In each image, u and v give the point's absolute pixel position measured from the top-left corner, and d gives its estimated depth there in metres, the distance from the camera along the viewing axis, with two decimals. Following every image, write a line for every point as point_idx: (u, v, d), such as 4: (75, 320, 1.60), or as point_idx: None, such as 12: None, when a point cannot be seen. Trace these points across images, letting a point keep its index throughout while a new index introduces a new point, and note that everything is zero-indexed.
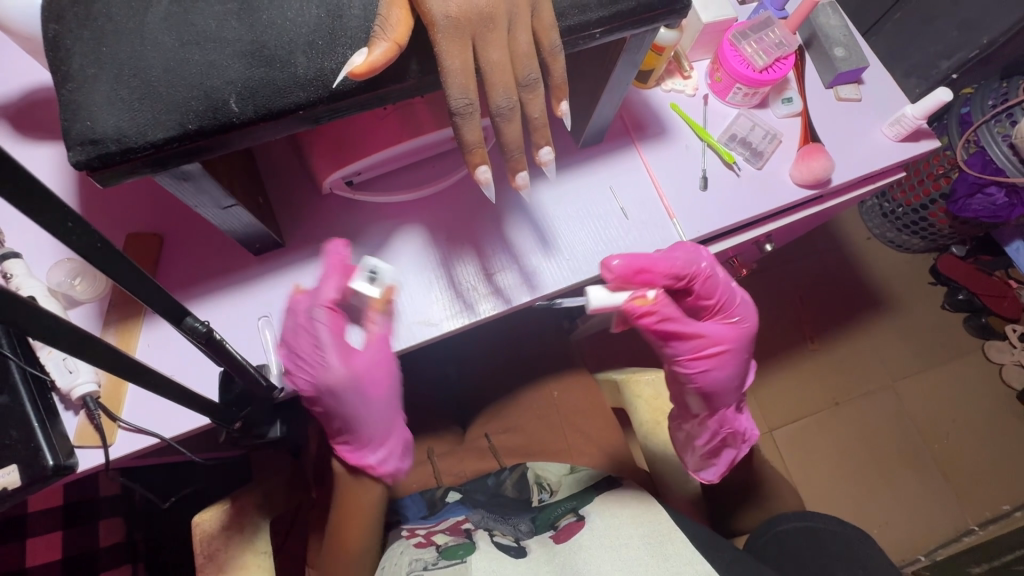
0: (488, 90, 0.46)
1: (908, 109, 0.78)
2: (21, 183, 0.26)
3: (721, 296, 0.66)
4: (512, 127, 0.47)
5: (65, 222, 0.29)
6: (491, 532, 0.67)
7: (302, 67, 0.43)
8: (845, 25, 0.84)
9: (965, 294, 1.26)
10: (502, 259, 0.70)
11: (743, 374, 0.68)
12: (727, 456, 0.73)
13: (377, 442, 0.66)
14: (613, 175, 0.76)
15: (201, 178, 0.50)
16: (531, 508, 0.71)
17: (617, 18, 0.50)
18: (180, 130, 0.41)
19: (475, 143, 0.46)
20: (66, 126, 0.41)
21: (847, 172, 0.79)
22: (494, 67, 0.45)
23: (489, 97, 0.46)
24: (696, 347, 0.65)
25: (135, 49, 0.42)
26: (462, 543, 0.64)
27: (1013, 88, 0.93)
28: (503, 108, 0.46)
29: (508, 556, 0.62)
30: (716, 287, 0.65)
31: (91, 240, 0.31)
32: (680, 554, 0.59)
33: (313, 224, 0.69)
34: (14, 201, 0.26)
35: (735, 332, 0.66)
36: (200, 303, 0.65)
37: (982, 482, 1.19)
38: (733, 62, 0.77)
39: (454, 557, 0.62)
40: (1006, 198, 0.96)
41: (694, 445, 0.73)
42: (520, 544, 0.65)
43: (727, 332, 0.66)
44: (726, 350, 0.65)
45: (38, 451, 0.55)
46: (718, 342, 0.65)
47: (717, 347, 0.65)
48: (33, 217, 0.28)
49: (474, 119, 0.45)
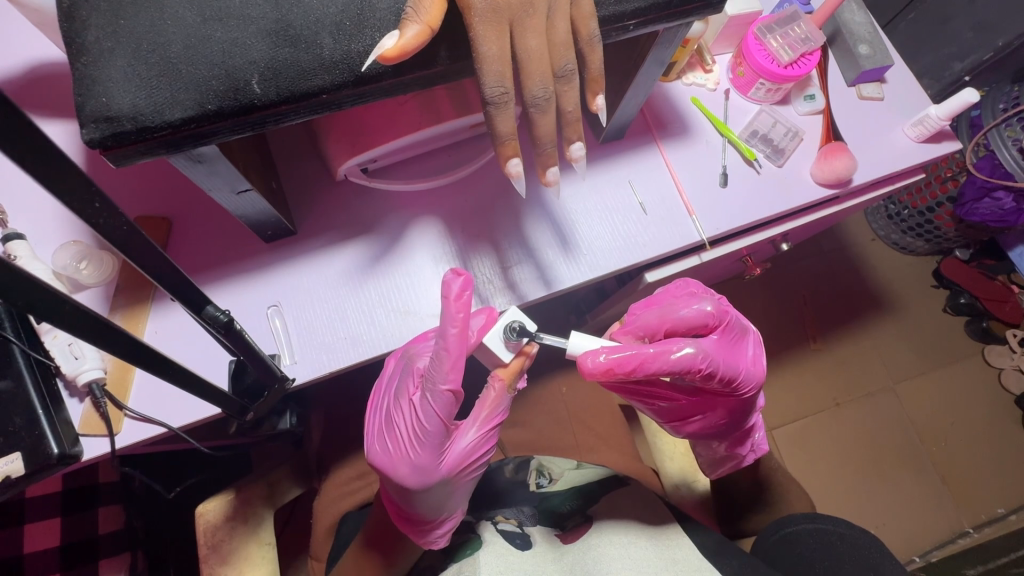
0: (523, 80, 0.44)
1: (931, 110, 0.77)
2: (51, 163, 0.25)
3: (718, 382, 0.57)
4: (545, 119, 0.46)
5: (91, 202, 0.28)
6: (495, 519, 0.67)
7: (328, 49, 0.41)
8: (870, 21, 0.83)
9: (967, 299, 1.25)
10: (517, 253, 0.68)
11: (739, 423, 0.66)
12: (731, 465, 0.71)
13: (440, 522, 0.61)
14: (632, 170, 0.74)
15: (216, 161, 0.48)
16: (530, 495, 0.69)
17: (653, 10, 0.48)
18: (200, 111, 0.40)
19: (508, 135, 0.45)
20: (79, 101, 0.39)
21: (868, 172, 0.78)
22: (531, 57, 0.43)
23: (525, 87, 0.44)
24: (675, 414, 0.66)
25: (154, 23, 0.40)
26: (468, 540, 0.66)
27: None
28: (539, 100, 0.45)
29: (514, 548, 0.63)
30: (713, 379, 0.56)
31: (117, 221, 0.29)
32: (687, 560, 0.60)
33: (326, 212, 0.67)
34: (41, 179, 0.25)
35: (726, 403, 0.63)
36: (210, 290, 0.63)
37: (979, 485, 1.19)
38: (757, 56, 0.75)
39: (461, 556, 0.65)
40: (1015, 203, 0.94)
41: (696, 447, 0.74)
42: (525, 531, 0.66)
43: (712, 405, 0.64)
44: (710, 415, 0.64)
45: (42, 439, 0.54)
46: (698, 413, 0.65)
47: (695, 417, 0.65)
48: (59, 198, 0.26)
49: (509, 109, 0.44)
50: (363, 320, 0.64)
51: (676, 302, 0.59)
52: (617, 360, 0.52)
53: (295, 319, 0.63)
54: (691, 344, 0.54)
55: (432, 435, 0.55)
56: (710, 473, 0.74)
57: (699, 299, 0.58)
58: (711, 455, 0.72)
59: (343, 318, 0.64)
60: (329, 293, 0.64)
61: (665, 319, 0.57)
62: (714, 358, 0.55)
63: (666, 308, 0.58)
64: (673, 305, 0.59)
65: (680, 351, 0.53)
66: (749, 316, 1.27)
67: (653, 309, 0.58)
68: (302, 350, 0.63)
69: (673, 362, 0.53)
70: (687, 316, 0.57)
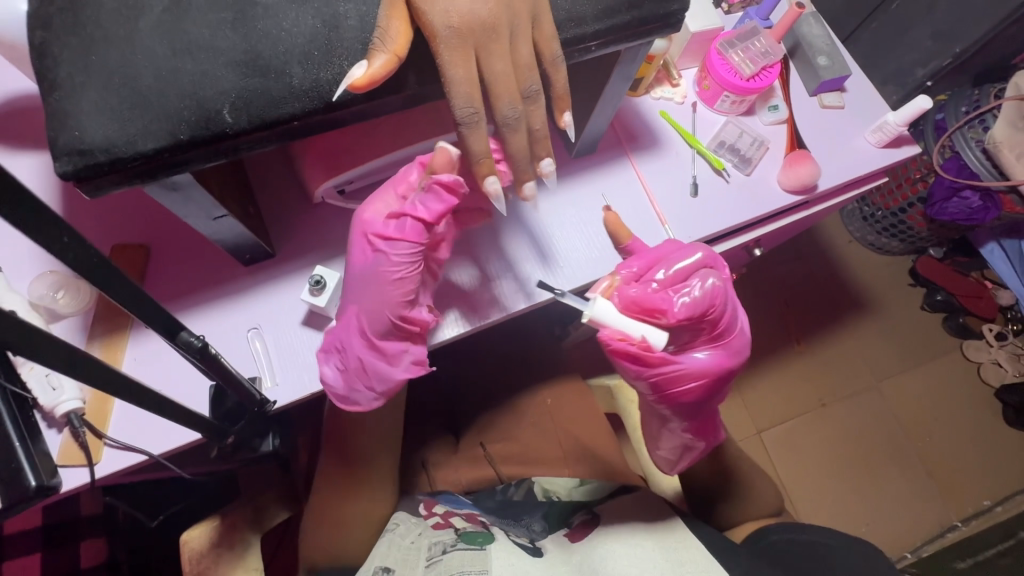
0: (492, 99, 0.46)
1: (890, 116, 0.80)
2: (17, 200, 0.25)
3: (721, 324, 0.58)
4: (517, 137, 0.48)
5: (61, 236, 0.28)
6: (507, 530, 0.66)
7: (298, 78, 0.42)
8: (828, 34, 0.86)
9: (943, 295, 1.29)
10: (497, 267, 0.70)
11: (712, 398, 0.62)
12: (688, 458, 0.67)
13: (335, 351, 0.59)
14: (605, 183, 0.77)
15: (191, 189, 0.49)
16: (540, 501, 0.69)
17: (615, 31, 0.51)
18: (172, 140, 0.41)
19: (481, 153, 0.46)
20: (52, 135, 0.40)
21: (833, 178, 0.81)
22: (498, 78, 0.45)
23: (495, 107, 0.46)
24: (670, 381, 0.58)
25: (125, 57, 0.41)
26: (480, 530, 0.64)
27: (985, 96, 0.97)
28: (508, 119, 0.47)
29: (525, 553, 0.61)
30: (719, 322, 0.58)
31: (87, 253, 0.30)
32: (693, 562, 0.59)
33: (304, 235, 0.67)
34: (9, 216, 0.25)
35: (713, 363, 0.59)
36: (190, 313, 0.63)
37: (963, 480, 1.22)
38: (721, 71, 0.78)
39: (473, 542, 0.62)
40: (982, 201, 0.98)
41: (653, 441, 0.70)
42: (537, 544, 0.64)
43: (706, 370, 0.58)
44: (693, 389, 0.59)
45: (20, 471, 0.53)
46: (694, 379, 0.58)
47: (691, 386, 0.58)
48: (27, 234, 0.27)
49: (479, 128, 0.45)
50: None
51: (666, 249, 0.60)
52: (644, 298, 0.56)
53: (276, 342, 0.64)
54: (707, 283, 0.56)
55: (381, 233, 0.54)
56: (668, 469, 0.70)
57: (686, 246, 0.60)
58: (672, 447, 0.67)
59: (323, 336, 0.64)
60: (307, 314, 0.65)
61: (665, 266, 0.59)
62: (726, 298, 0.58)
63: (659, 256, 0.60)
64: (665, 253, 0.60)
65: (698, 288, 0.56)
66: None
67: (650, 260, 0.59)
68: (282, 372, 0.63)
69: (695, 301, 0.56)
70: (685, 261, 0.58)
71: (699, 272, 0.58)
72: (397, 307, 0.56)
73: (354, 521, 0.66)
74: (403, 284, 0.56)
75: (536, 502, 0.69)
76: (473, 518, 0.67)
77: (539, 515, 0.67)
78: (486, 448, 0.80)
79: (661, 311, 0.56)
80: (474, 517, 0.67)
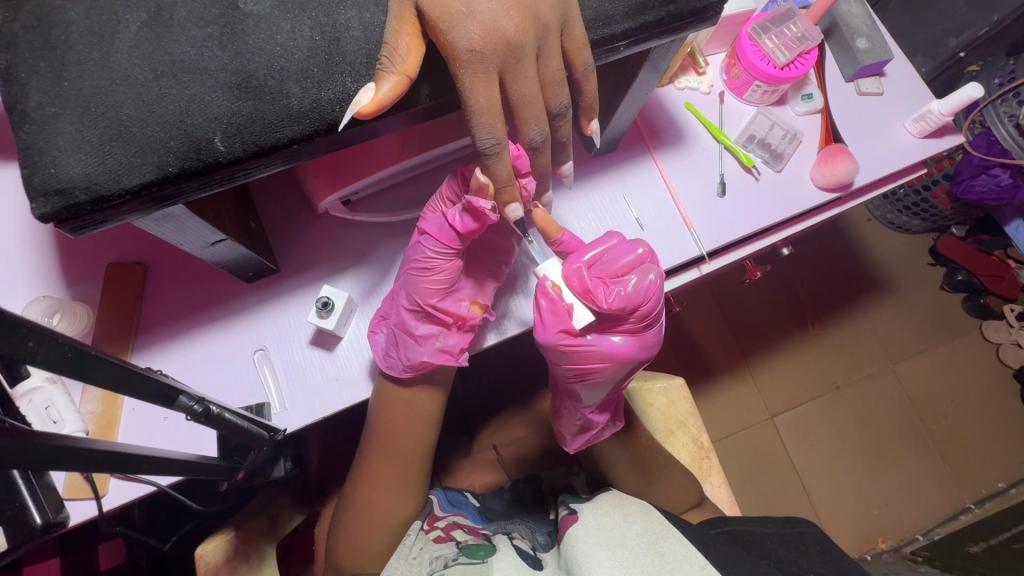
0: (518, 123, 0.42)
1: (933, 105, 0.73)
2: None
3: (635, 318, 0.51)
4: (544, 158, 0.44)
5: (24, 341, 0.26)
6: (510, 535, 0.61)
7: (296, 99, 0.38)
8: (867, 12, 0.78)
9: (964, 276, 1.20)
10: (523, 263, 0.63)
11: (620, 382, 0.55)
12: (589, 436, 0.63)
13: (377, 317, 0.59)
14: (629, 185, 0.72)
15: (183, 218, 0.45)
16: (549, 521, 0.66)
17: (645, 30, 0.45)
18: (160, 174, 0.36)
19: (507, 181, 0.42)
20: (26, 173, 0.36)
21: (871, 172, 0.75)
22: (525, 100, 0.40)
23: (522, 131, 0.42)
24: (573, 356, 0.51)
25: (102, 83, 0.36)
26: (482, 544, 0.58)
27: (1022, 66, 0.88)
28: (536, 142, 0.43)
29: (526, 564, 0.55)
30: (637, 315, 0.51)
31: (58, 351, 0.27)
32: (677, 553, 0.52)
33: (308, 248, 0.63)
34: None
35: (624, 347, 0.51)
36: (188, 337, 0.60)
37: (984, 463, 1.16)
38: (752, 58, 0.71)
39: (474, 556, 0.55)
40: (1012, 179, 0.90)
41: (559, 407, 0.65)
42: (537, 553, 0.59)
43: (611, 355, 0.51)
44: (597, 370, 0.52)
45: (25, 511, 0.47)
46: (600, 361, 0.51)
47: (596, 367, 0.52)
48: None
49: (505, 156, 0.41)
50: (359, 358, 0.61)
51: (609, 243, 0.53)
52: (575, 274, 0.49)
53: (285, 364, 0.60)
54: (638, 276, 0.50)
55: (427, 225, 0.54)
56: (568, 443, 0.64)
57: (629, 241, 0.53)
58: (573, 419, 0.63)
59: (333, 355, 0.61)
60: (314, 336, 0.61)
61: (602, 260, 0.52)
62: (650, 292, 0.50)
63: (599, 250, 0.52)
64: (608, 250, 0.53)
65: (634, 282, 0.49)
66: (747, 305, 1.21)
67: (590, 250, 0.52)
68: (293, 397, 0.59)
69: (627, 295, 0.49)
70: (625, 257, 0.51)
71: (639, 268, 0.51)
72: (427, 293, 0.55)
73: (364, 537, 0.61)
74: (434, 273, 0.54)
75: (535, 505, 0.70)
76: (475, 532, 0.62)
77: (545, 530, 0.64)
78: (499, 450, 0.77)
79: (584, 290, 0.49)
80: (476, 530, 0.62)
